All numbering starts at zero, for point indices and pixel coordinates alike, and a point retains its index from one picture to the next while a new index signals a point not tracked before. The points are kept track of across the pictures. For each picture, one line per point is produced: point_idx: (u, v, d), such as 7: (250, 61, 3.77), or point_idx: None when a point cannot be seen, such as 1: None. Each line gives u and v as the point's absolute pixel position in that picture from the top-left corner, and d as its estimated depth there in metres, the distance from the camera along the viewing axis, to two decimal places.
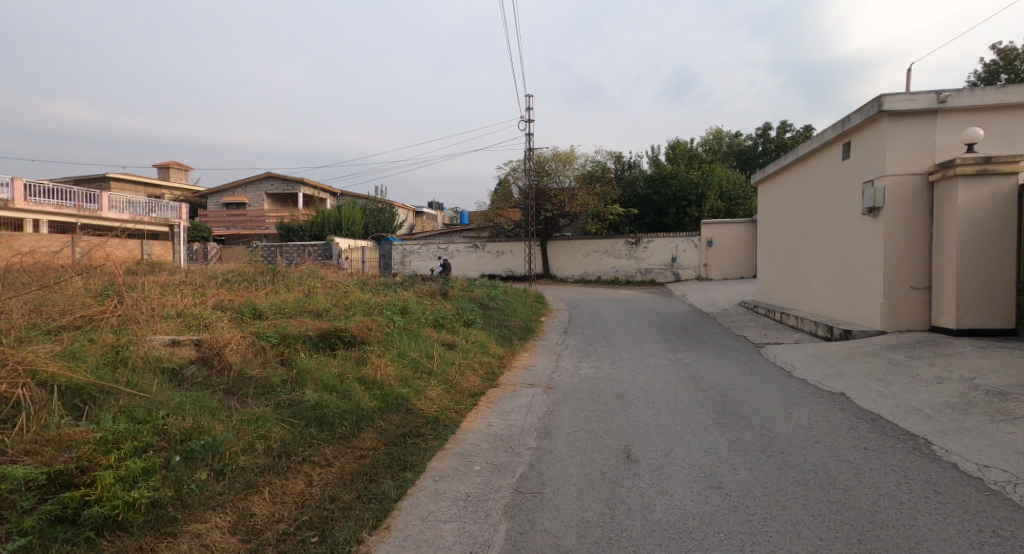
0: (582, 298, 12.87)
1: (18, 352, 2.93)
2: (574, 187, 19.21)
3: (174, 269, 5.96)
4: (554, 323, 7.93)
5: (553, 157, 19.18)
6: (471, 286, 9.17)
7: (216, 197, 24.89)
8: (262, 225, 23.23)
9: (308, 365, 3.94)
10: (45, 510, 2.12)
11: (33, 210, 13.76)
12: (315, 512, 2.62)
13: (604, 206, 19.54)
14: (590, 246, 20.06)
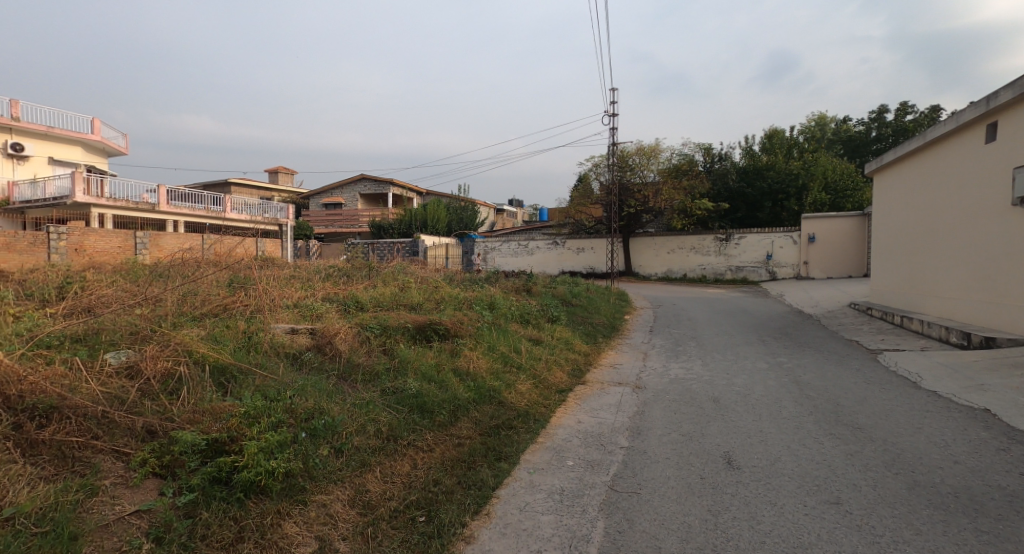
0: (665, 296, 12.49)
1: (177, 336, 3.46)
2: (659, 181, 18.52)
3: (288, 264, 6.60)
4: (638, 322, 7.77)
5: (637, 151, 18.45)
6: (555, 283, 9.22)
7: (316, 199, 27.01)
8: (356, 224, 24.94)
9: (408, 355, 4.19)
10: (206, 471, 2.52)
11: (174, 213, 15.78)
12: (422, 493, 2.81)
13: (692, 200, 18.68)
14: (675, 242, 19.47)
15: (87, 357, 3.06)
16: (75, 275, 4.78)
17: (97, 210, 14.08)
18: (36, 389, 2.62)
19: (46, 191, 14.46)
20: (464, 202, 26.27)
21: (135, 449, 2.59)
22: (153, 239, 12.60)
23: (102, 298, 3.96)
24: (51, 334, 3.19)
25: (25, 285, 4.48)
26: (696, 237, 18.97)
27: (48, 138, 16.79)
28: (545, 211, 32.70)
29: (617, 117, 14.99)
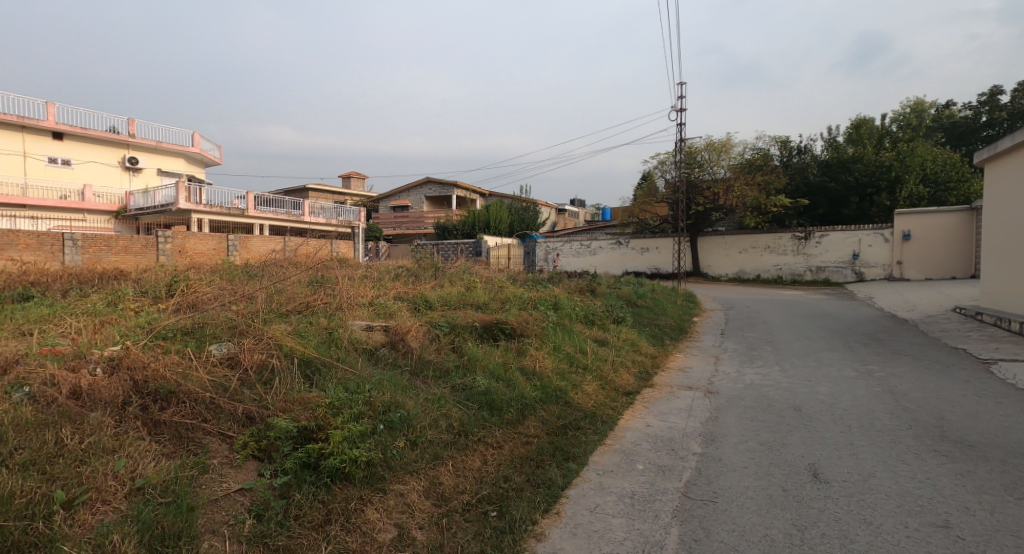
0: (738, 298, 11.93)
1: (269, 331, 3.77)
2: (730, 177, 17.77)
3: (361, 264, 6.97)
4: (708, 324, 7.47)
5: (706, 146, 17.82)
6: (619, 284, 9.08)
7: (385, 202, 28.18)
8: (422, 225, 25.85)
9: (476, 353, 4.30)
10: (298, 456, 2.73)
11: (260, 217, 17.19)
12: (493, 489, 2.87)
13: (767, 197, 17.65)
14: (747, 241, 18.59)
15: (195, 348, 3.42)
16: (182, 274, 5.34)
17: (196, 216, 15.54)
18: (158, 376, 2.99)
19: (153, 199, 16.21)
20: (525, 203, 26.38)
21: (237, 432, 2.86)
22: (242, 242, 13.70)
23: (205, 295, 4.39)
24: (166, 327, 3.60)
25: (141, 283, 5.06)
26: (772, 236, 17.92)
27: (157, 152, 18.82)
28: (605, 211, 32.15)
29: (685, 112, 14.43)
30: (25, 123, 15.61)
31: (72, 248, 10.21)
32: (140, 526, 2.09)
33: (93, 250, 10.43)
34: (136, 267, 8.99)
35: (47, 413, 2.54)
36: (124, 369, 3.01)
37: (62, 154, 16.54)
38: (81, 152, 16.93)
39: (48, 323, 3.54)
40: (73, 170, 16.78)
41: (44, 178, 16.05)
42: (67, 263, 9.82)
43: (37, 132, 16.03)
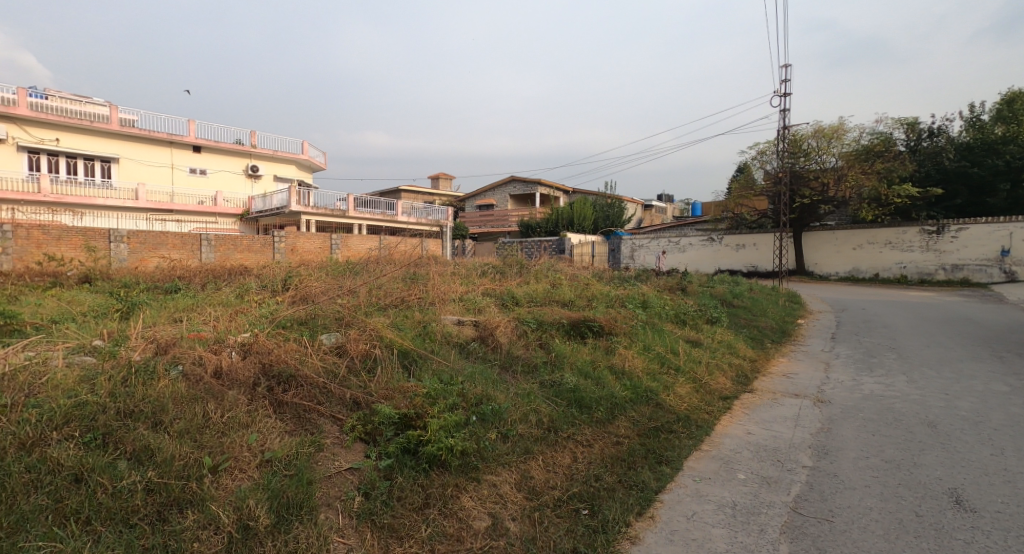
0: (851, 299, 10.80)
1: (371, 324, 4.06)
2: (844, 166, 15.84)
3: (450, 261, 7.27)
4: (817, 327, 6.83)
5: (813, 134, 16.23)
6: (713, 282, 8.59)
7: (473, 199, 29.25)
8: (507, 223, 26.26)
9: (564, 350, 4.30)
10: (399, 441, 2.90)
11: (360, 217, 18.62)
12: (584, 487, 2.85)
13: (888, 186, 15.69)
14: (864, 236, 16.84)
15: (309, 337, 3.77)
16: (296, 270, 5.91)
17: (306, 218, 17.09)
18: (281, 361, 3.35)
19: (268, 203, 18.08)
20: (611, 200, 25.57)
21: (346, 415, 3.10)
22: (343, 240, 14.76)
23: (315, 289, 4.83)
24: (285, 318, 4.01)
25: (263, 277, 5.69)
26: (894, 230, 16.12)
27: (274, 160, 20.35)
28: (693, 206, 30.48)
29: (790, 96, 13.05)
30: (174, 139, 17.62)
31: (207, 246, 11.67)
32: (269, 494, 2.36)
33: (223, 249, 11.85)
34: (259, 263, 10.16)
35: (196, 389, 2.95)
36: (254, 353, 3.40)
37: (201, 164, 18.44)
38: (216, 162, 18.77)
39: (194, 311, 4.10)
40: (210, 178, 18.67)
41: (187, 187, 18.03)
42: (203, 260, 11.30)
43: (182, 146, 18.03)
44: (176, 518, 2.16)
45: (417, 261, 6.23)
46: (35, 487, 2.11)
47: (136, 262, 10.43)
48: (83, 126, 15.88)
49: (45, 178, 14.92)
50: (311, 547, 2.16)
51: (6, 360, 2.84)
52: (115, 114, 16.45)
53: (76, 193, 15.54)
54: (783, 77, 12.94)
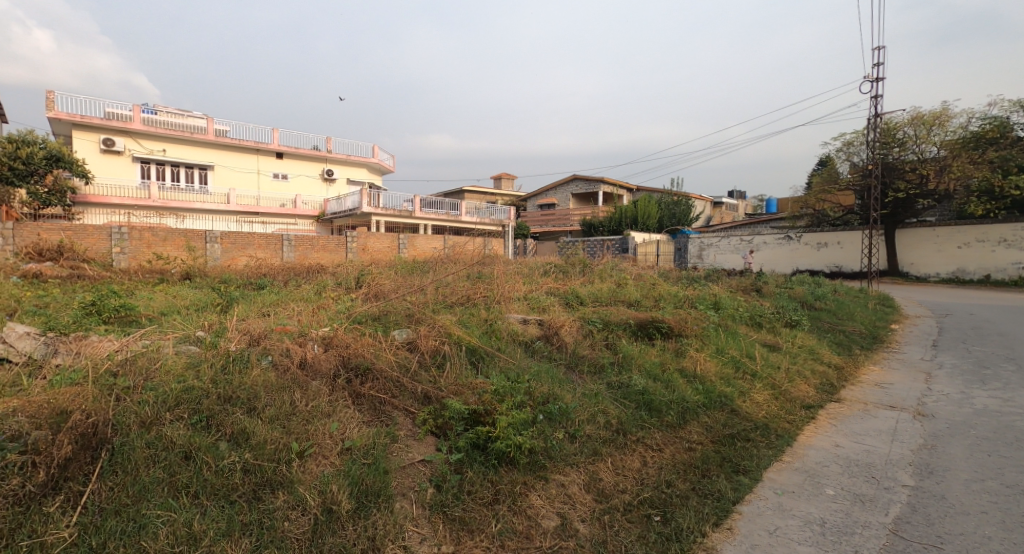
0: (954, 303, 9.73)
1: (440, 321, 4.18)
2: (947, 155, 14.43)
3: (514, 261, 7.35)
4: (915, 334, 6.22)
5: (911, 121, 14.64)
6: (791, 283, 8.08)
7: (535, 199, 28.89)
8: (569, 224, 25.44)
9: (631, 351, 4.22)
10: (469, 436, 2.95)
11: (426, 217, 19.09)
12: (655, 493, 2.76)
13: (1003, 176, 13.99)
14: (972, 234, 15.16)
15: (383, 332, 3.95)
16: (369, 268, 6.22)
17: (375, 218, 17.75)
18: (358, 354, 3.53)
19: (341, 205, 19.05)
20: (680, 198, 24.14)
21: (418, 409, 3.21)
22: (410, 240, 15.29)
23: (387, 286, 5.05)
24: (361, 314, 4.23)
25: (338, 275, 6.03)
26: (1010, 226, 14.34)
27: (347, 164, 21.00)
28: (765, 202, 28.71)
29: (883, 81, 11.90)
30: (261, 146, 18.74)
31: (288, 246, 12.53)
32: (350, 480, 2.48)
33: (302, 248, 12.67)
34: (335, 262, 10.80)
35: (285, 378, 3.17)
36: (334, 347, 3.61)
37: (284, 170, 19.51)
38: (297, 167, 19.80)
39: (280, 306, 4.41)
40: (291, 183, 19.72)
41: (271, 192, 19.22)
42: (285, 259, 12.14)
43: (268, 153, 19.14)
44: (269, 498, 2.33)
45: (482, 260, 6.37)
46: (152, 461, 2.36)
47: (228, 261, 11.40)
48: (185, 137, 17.17)
49: (154, 186, 16.41)
50: (388, 535, 2.27)
51: (128, 347, 3.19)
52: (212, 125, 17.72)
53: (180, 199, 16.93)
54: (877, 59, 11.89)
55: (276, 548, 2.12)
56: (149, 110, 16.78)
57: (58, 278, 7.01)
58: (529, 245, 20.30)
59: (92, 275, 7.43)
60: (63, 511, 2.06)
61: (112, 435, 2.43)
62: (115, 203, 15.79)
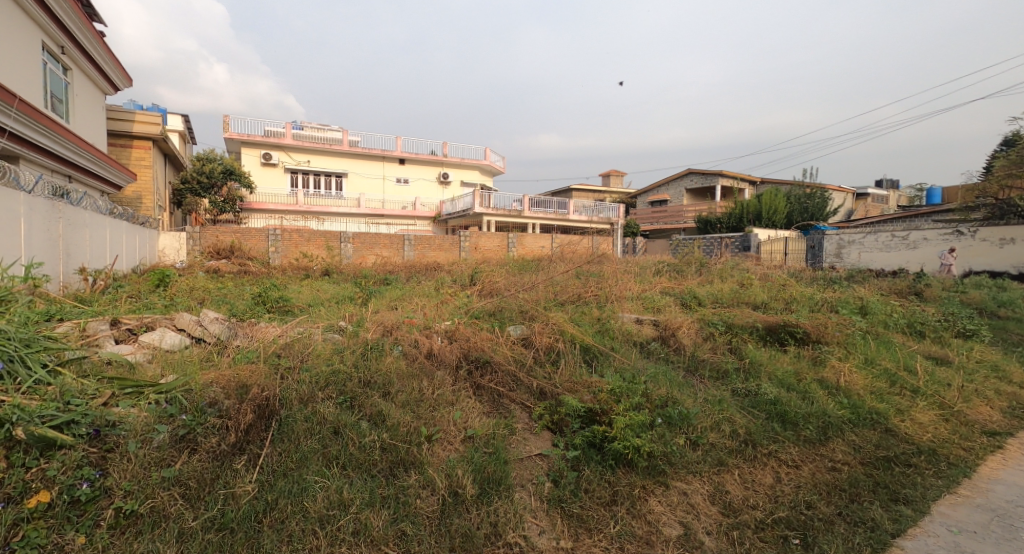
0: None
1: (553, 318, 4.26)
2: None
3: (626, 260, 7.23)
4: None
5: None
6: (963, 287, 6.84)
7: (644, 196, 26.27)
8: (682, 220, 22.07)
9: (759, 357, 3.92)
10: (585, 434, 2.93)
11: (536, 216, 19.26)
12: (793, 512, 2.51)
13: None
14: None
15: (499, 328, 4.13)
16: (482, 266, 6.51)
17: (487, 218, 18.44)
18: (478, 348, 3.72)
19: (455, 206, 20.05)
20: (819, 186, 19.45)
21: (534, 404, 3.28)
22: (519, 239, 15.60)
23: (500, 283, 5.25)
24: (479, 310, 4.47)
25: (455, 272, 6.41)
26: None
27: (460, 166, 22.05)
28: (925, 192, 24.43)
29: None
30: (386, 154, 20.41)
31: (409, 246, 13.55)
32: (473, 467, 2.61)
33: (420, 248, 13.62)
34: (451, 261, 11.48)
35: (413, 366, 3.45)
36: (456, 340, 3.85)
37: (405, 174, 21.08)
38: (416, 171, 21.26)
39: (406, 300, 4.80)
40: (411, 186, 21.31)
41: (395, 195, 20.94)
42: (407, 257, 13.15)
43: (392, 160, 20.80)
44: (402, 476, 2.54)
45: (593, 259, 6.41)
46: (309, 432, 2.69)
47: (359, 258, 12.65)
48: (327, 149, 19.37)
49: (301, 193, 18.82)
50: (509, 523, 2.35)
51: (288, 333, 3.71)
52: (346, 137, 19.70)
53: (320, 204, 19.14)
54: None
55: (411, 522, 2.30)
56: (296, 127, 19.24)
57: (231, 273, 8.37)
58: (637, 242, 19.50)
59: (257, 270, 8.77)
60: (246, 469, 2.44)
61: (279, 407, 2.81)
62: (271, 208, 18.39)
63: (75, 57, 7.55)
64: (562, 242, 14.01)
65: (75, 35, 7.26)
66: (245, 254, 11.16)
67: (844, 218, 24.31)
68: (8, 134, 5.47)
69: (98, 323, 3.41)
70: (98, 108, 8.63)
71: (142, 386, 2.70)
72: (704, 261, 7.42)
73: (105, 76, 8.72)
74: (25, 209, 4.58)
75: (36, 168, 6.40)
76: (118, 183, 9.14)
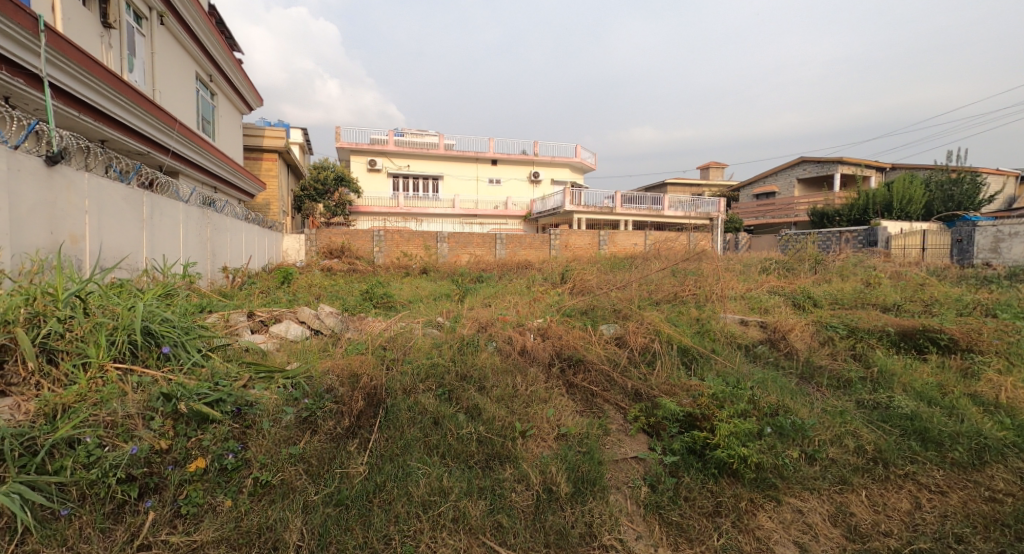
0: None
1: (649, 317, 4.15)
2: None
3: (729, 259, 6.80)
4: None
5: None
6: None
7: (747, 189, 24.41)
8: (792, 212, 20.06)
9: (889, 365, 3.48)
10: (684, 439, 2.77)
11: (627, 213, 18.67)
12: (937, 545, 2.18)
13: None
14: None
15: (592, 327, 4.11)
16: (574, 264, 6.51)
17: (576, 216, 18.30)
18: (570, 346, 3.73)
19: (545, 205, 20.14)
20: (966, 170, 16.65)
21: (629, 405, 3.19)
22: (610, 237, 15.25)
23: (592, 282, 5.23)
24: (572, 308, 4.48)
25: (545, 271, 6.45)
26: None
27: (548, 165, 22.14)
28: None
29: None
30: (478, 156, 21.11)
31: (500, 244, 13.88)
32: (567, 465, 2.60)
33: (511, 247, 13.90)
34: (543, 260, 11.58)
35: (508, 362, 3.54)
36: (549, 337, 3.89)
37: (497, 175, 21.63)
38: (508, 172, 21.72)
39: (499, 297, 4.94)
40: (502, 186, 21.84)
41: (486, 195, 21.58)
42: (498, 255, 13.49)
43: (484, 161, 21.44)
44: (498, 469, 2.60)
45: (692, 258, 6.13)
46: (412, 421, 2.86)
47: (454, 257, 13.22)
48: (426, 153, 20.45)
49: (401, 195, 20.12)
50: (605, 525, 2.31)
51: (392, 327, 3.98)
52: (442, 141, 20.65)
53: (418, 206, 20.33)
54: None
55: (506, 515, 2.35)
56: (397, 133, 20.52)
57: (342, 272, 9.18)
58: (740, 237, 18.07)
59: (365, 268, 9.56)
60: (358, 451, 2.65)
61: (386, 396, 3.02)
62: (376, 211, 19.83)
63: (220, 84, 8.76)
64: (658, 239, 13.48)
65: (220, 64, 8.42)
66: (354, 254, 12.19)
67: (1000, 206, 20.55)
68: (172, 153, 6.51)
69: (238, 315, 3.92)
70: (236, 127, 9.93)
71: (273, 371, 3.04)
72: (821, 257, 6.75)
73: (243, 98, 10.00)
74: (183, 217, 5.42)
75: (190, 181, 7.54)
76: (251, 192, 10.45)
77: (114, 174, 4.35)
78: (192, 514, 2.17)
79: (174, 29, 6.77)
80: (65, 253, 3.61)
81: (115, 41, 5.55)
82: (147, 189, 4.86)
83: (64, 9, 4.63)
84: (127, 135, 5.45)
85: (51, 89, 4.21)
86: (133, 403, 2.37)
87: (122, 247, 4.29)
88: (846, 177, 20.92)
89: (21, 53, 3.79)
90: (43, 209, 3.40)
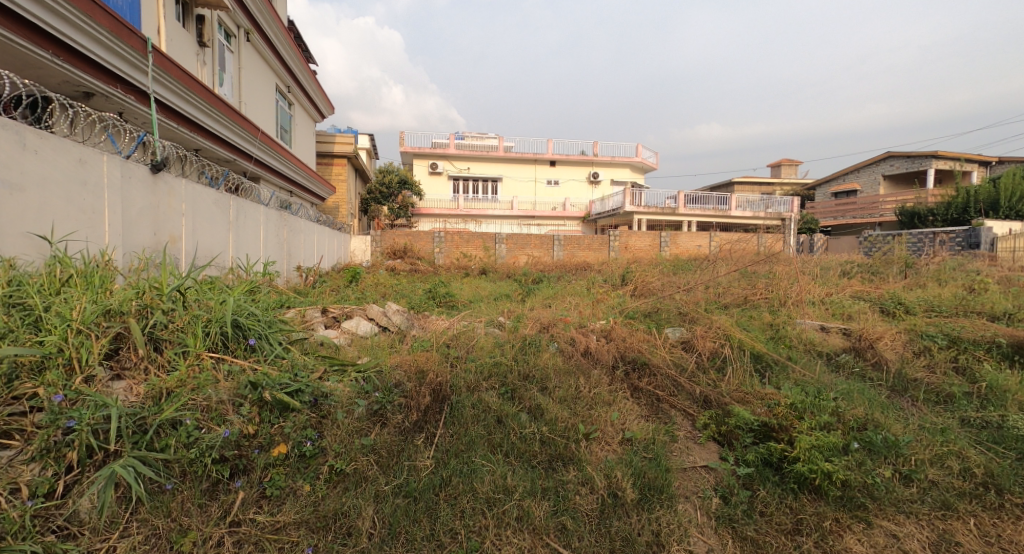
0: None
1: (717, 322, 4.00)
2: None
3: (808, 261, 6.43)
4: None
5: None
6: None
7: (824, 187, 22.87)
8: (876, 213, 18.63)
9: (1001, 380, 3.13)
10: (759, 451, 2.62)
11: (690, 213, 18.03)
12: None
13: None
14: None
15: (656, 330, 4.01)
16: (636, 265, 6.43)
17: (637, 218, 17.90)
18: (634, 349, 3.65)
19: (604, 206, 19.84)
20: None
21: (697, 412, 3.07)
22: (672, 239, 14.79)
23: (656, 284, 5.14)
24: (636, 310, 4.41)
25: (607, 272, 6.39)
26: None
27: (607, 165, 21.83)
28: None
29: None
30: (537, 157, 21.19)
31: (559, 246, 13.84)
32: (633, 470, 2.54)
33: (570, 248, 13.82)
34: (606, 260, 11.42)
35: (570, 363, 3.52)
36: (612, 338, 3.85)
37: (555, 176, 21.59)
38: (566, 173, 21.60)
39: (559, 298, 4.95)
40: (560, 187, 21.77)
41: (544, 197, 21.61)
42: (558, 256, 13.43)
43: (543, 162, 21.46)
44: (561, 470, 2.58)
45: (766, 259, 5.86)
46: (476, 418, 2.90)
47: (512, 258, 13.33)
48: (484, 156, 20.80)
49: (460, 198, 20.60)
50: (673, 534, 2.23)
51: (456, 325, 4.08)
52: (501, 144, 20.92)
53: (477, 208, 20.74)
54: None
55: (570, 517, 2.33)
56: (458, 137, 20.99)
57: (404, 272, 9.50)
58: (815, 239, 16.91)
59: (427, 268, 9.84)
60: (425, 444, 2.72)
61: (450, 393, 3.08)
62: (436, 213, 20.42)
63: (297, 95, 9.36)
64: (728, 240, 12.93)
65: (297, 76, 8.99)
66: (415, 254, 12.59)
67: None
68: (254, 160, 7.03)
69: (313, 311, 4.16)
70: (310, 135, 10.55)
71: (346, 365, 3.20)
72: (913, 260, 6.23)
73: (316, 107, 10.61)
74: (264, 219, 5.82)
75: (270, 186, 8.11)
76: (322, 196, 11.09)
77: (206, 180, 4.76)
78: (275, 496, 2.32)
79: (258, 46, 7.32)
80: (166, 253, 3.97)
81: (209, 58, 6.07)
82: (234, 193, 5.27)
83: (167, 32, 5.14)
84: (217, 144, 5.94)
85: (156, 104, 4.67)
86: (224, 390, 2.56)
87: (212, 247, 4.68)
88: (940, 173, 19.06)
89: (133, 72, 4.23)
90: (149, 212, 3.76)
